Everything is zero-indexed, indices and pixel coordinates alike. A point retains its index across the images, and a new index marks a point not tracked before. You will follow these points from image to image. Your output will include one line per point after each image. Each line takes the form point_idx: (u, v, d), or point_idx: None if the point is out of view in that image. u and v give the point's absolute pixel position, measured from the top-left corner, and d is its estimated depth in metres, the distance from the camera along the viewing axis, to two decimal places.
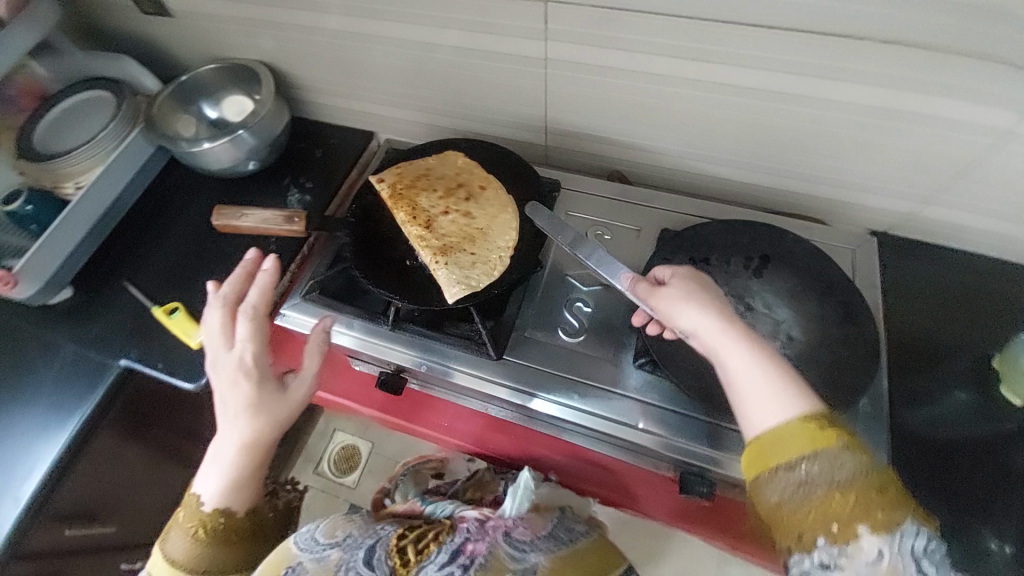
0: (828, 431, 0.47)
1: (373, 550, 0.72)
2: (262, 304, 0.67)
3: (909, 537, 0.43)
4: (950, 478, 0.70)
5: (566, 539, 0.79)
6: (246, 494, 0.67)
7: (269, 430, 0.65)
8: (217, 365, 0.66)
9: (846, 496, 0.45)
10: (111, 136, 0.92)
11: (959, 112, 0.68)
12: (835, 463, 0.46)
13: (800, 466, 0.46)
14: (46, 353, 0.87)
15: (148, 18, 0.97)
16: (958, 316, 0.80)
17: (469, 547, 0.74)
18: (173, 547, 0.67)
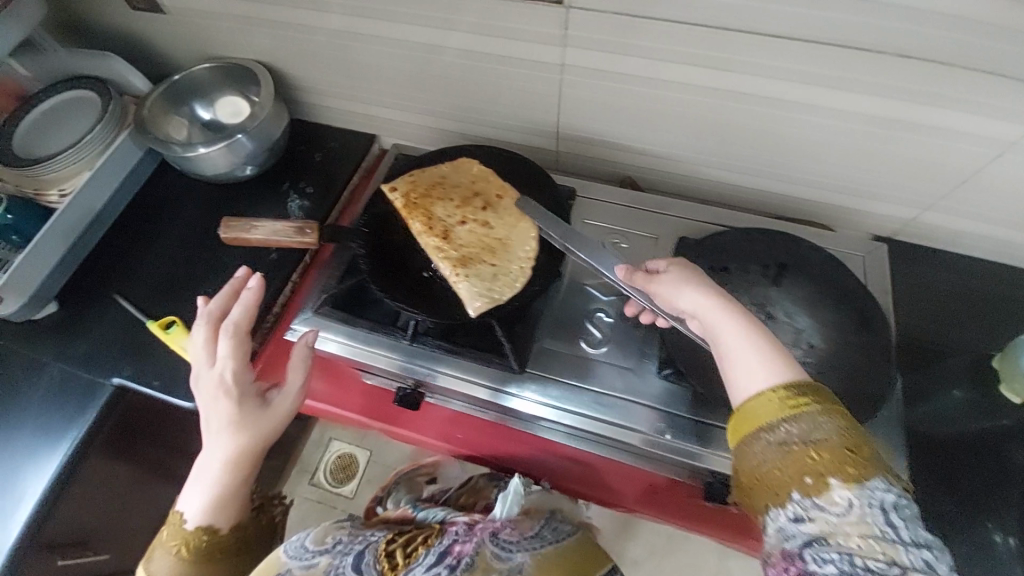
0: (801, 394, 0.46)
1: (361, 555, 0.68)
2: (243, 321, 0.63)
3: (881, 490, 0.41)
4: (956, 475, 0.73)
5: (560, 537, 0.75)
6: (232, 510, 0.63)
7: (251, 446, 0.61)
8: (199, 381, 0.62)
9: (819, 454, 0.43)
10: (98, 139, 0.87)
11: (966, 124, 0.69)
12: (811, 424, 0.45)
13: (778, 427, 0.46)
14: (31, 373, 0.82)
15: (136, 14, 0.92)
16: (960, 319, 0.83)
17: (456, 549, 0.69)
18: (157, 567, 0.62)
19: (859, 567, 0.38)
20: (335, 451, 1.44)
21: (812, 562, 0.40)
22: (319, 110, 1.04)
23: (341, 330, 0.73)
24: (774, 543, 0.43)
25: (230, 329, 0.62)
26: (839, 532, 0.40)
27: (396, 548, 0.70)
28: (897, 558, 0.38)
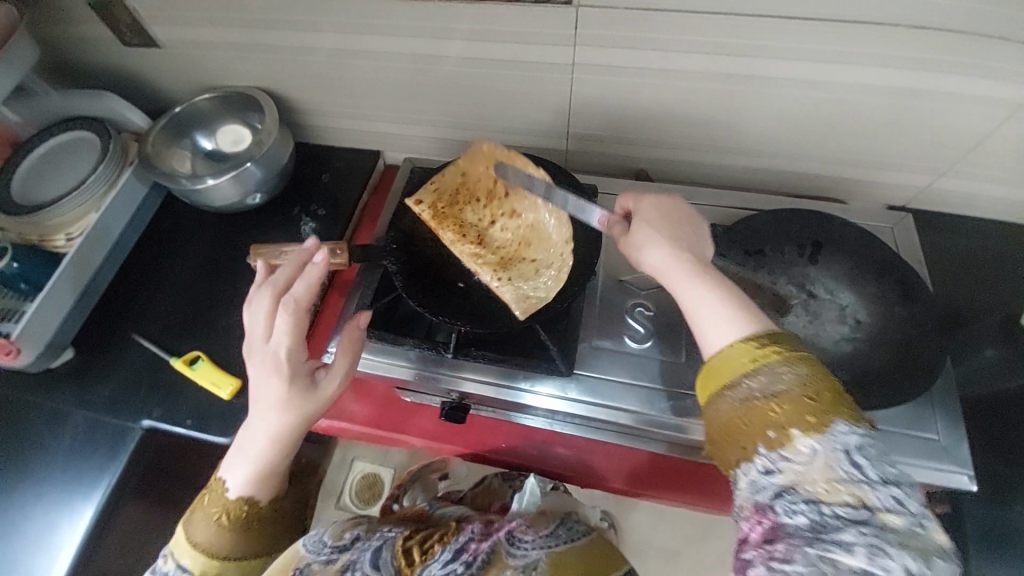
0: (771, 346, 0.47)
1: (380, 551, 0.58)
2: (305, 299, 0.58)
3: (844, 434, 0.41)
4: (1008, 432, 0.69)
5: (576, 535, 0.60)
6: (275, 483, 0.62)
7: (299, 423, 0.59)
8: (251, 351, 0.59)
9: (782, 407, 0.44)
10: (102, 179, 0.84)
11: (980, 90, 0.68)
12: (773, 375, 0.45)
13: (743, 383, 0.47)
14: (56, 424, 0.79)
15: (130, 50, 0.90)
16: (993, 279, 0.81)
17: (472, 546, 0.58)
18: (196, 531, 0.59)
19: (829, 515, 0.39)
20: (355, 475, 1.21)
21: (783, 514, 0.40)
22: (321, 131, 1.02)
23: (379, 349, 0.74)
24: (746, 496, 0.44)
25: (291, 305, 0.57)
26: (806, 480, 0.41)
27: (413, 545, 0.59)
28: (866, 500, 0.39)
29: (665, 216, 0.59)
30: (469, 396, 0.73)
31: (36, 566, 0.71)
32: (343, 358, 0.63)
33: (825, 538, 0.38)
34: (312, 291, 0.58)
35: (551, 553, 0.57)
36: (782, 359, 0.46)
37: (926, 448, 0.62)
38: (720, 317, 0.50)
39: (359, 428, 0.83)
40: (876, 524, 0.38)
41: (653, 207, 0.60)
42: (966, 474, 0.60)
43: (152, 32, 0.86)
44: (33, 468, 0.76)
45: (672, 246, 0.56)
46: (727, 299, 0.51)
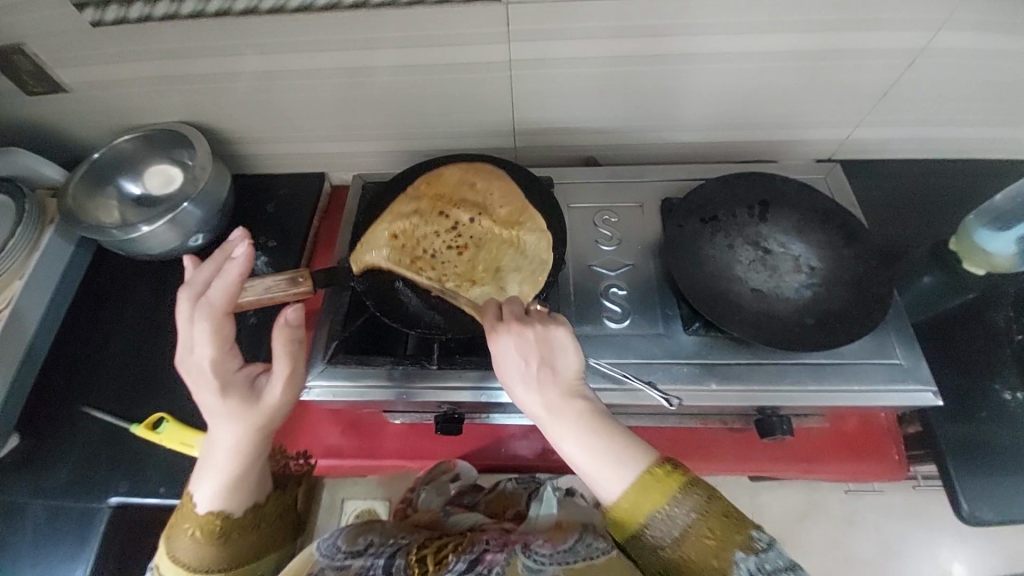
0: (654, 488, 0.50)
1: (392, 559, 0.57)
2: (223, 303, 0.53)
3: (744, 563, 0.47)
4: (957, 347, 0.76)
5: (594, 552, 0.56)
6: (246, 494, 0.58)
7: (250, 432, 0.54)
8: (185, 365, 0.55)
9: (684, 555, 0.49)
10: (22, 243, 0.77)
11: (881, 42, 0.75)
12: (667, 520, 0.49)
13: (643, 535, 0.50)
14: (10, 518, 0.71)
15: (34, 100, 0.83)
16: (920, 212, 0.88)
17: (487, 556, 0.56)
18: (176, 547, 0.55)
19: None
20: None
21: None
22: (258, 160, 0.97)
23: (355, 373, 0.70)
24: None
25: (207, 310, 0.53)
26: None
27: (427, 553, 0.57)
28: None
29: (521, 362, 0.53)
30: (460, 406, 0.72)
31: None
32: (280, 360, 0.55)
33: None
34: (229, 293, 0.53)
35: (566, 569, 0.54)
36: (670, 501, 0.49)
37: (892, 372, 0.67)
38: (601, 483, 0.51)
39: (342, 459, 0.80)
40: None
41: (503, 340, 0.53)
42: (930, 391, 0.65)
43: (56, 76, 0.80)
44: None
45: (540, 410, 0.52)
46: (599, 442, 0.51)
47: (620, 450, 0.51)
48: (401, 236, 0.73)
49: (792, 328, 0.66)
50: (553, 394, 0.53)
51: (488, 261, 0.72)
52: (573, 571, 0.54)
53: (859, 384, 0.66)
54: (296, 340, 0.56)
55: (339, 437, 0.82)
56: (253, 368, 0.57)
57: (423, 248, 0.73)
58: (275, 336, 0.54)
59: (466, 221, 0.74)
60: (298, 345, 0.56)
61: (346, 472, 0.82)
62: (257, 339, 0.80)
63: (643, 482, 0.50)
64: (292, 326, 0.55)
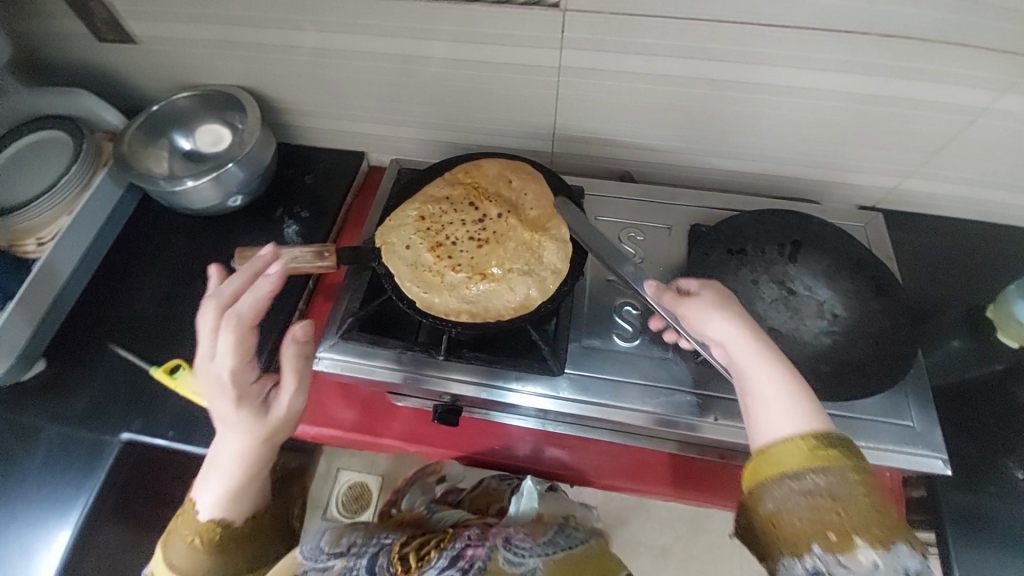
0: (832, 452, 0.50)
1: (375, 557, 0.65)
2: (251, 316, 0.58)
3: (904, 557, 0.46)
4: (976, 419, 0.73)
5: (574, 543, 0.69)
6: (246, 505, 0.63)
7: (256, 443, 0.60)
8: (202, 373, 0.60)
9: (844, 511, 0.48)
10: (74, 182, 0.82)
11: (943, 96, 0.72)
12: (841, 481, 0.49)
13: (806, 476, 0.50)
14: (24, 441, 0.76)
15: (105, 47, 0.88)
16: (959, 274, 0.85)
17: (469, 552, 0.65)
18: (173, 554, 0.62)
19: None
20: (343, 483, 1.21)
21: None
22: (303, 132, 1.00)
23: (360, 352, 0.71)
24: None
25: (235, 322, 0.58)
26: None
27: (408, 552, 0.66)
28: None
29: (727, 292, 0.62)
30: (460, 399, 0.73)
31: None
32: (290, 373, 0.61)
33: None
34: (258, 306, 0.58)
35: (547, 561, 0.65)
36: (848, 468, 0.50)
37: (902, 434, 0.65)
38: (779, 412, 0.54)
39: (346, 433, 0.82)
40: None
41: (706, 287, 0.62)
42: (942, 459, 0.63)
43: (128, 28, 0.84)
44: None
45: (741, 332, 0.58)
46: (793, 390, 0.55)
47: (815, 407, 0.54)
48: (430, 215, 0.75)
49: (804, 374, 0.64)
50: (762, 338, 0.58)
51: (504, 260, 0.71)
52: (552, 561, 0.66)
53: (868, 441, 0.64)
54: (305, 355, 0.62)
55: (347, 411, 0.84)
56: (263, 380, 0.63)
57: (445, 235, 0.73)
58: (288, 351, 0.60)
59: (494, 216, 0.74)
60: (305, 361, 0.62)
61: (352, 447, 0.85)
62: (278, 304, 0.83)
63: (824, 443, 0.51)
64: (298, 342, 0.61)
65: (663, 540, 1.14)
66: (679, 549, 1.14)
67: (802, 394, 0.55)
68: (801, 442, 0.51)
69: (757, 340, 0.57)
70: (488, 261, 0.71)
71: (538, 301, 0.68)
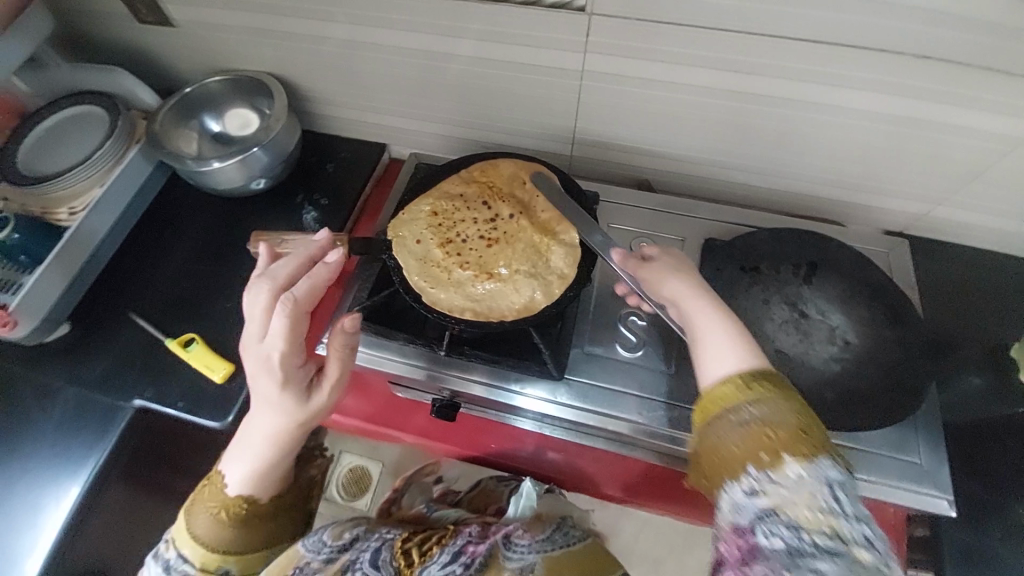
0: (767, 381, 0.49)
1: (379, 552, 0.68)
2: (305, 300, 0.57)
3: (830, 470, 0.43)
4: (986, 461, 0.71)
5: (571, 541, 0.70)
6: (273, 484, 0.62)
7: (295, 427, 0.59)
8: (246, 352, 0.57)
9: (774, 433, 0.46)
10: (107, 156, 0.85)
11: (981, 122, 0.69)
12: (772, 406, 0.47)
13: (741, 407, 0.48)
14: (45, 400, 0.79)
15: (145, 28, 0.91)
16: (986, 308, 0.81)
17: (470, 548, 0.69)
18: (196, 524, 0.60)
19: (805, 542, 0.40)
20: (344, 466, 1.24)
21: (760, 535, 0.42)
22: (328, 120, 1.02)
23: (374, 342, 0.74)
24: (726, 518, 0.45)
25: (288, 305, 0.56)
26: (787, 505, 0.42)
27: (412, 547, 0.70)
28: (840, 532, 0.40)
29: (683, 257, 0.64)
30: (460, 395, 0.74)
31: (20, 541, 0.71)
32: (334, 362, 0.59)
33: (800, 562, 0.39)
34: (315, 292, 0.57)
35: (546, 557, 0.68)
36: (780, 395, 0.48)
37: (907, 470, 0.62)
38: (719, 354, 0.52)
39: (355, 422, 0.84)
40: (848, 559, 0.39)
41: (666, 252, 0.64)
42: (947, 499, 0.61)
43: (167, 11, 0.86)
44: (18, 443, 0.77)
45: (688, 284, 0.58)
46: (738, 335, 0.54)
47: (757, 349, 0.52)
48: (443, 211, 0.75)
49: (809, 399, 0.63)
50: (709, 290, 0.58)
51: (511, 261, 0.71)
52: (551, 556, 0.68)
53: (870, 474, 0.62)
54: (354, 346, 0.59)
55: (359, 400, 0.84)
56: (309, 364, 0.59)
57: (456, 232, 0.74)
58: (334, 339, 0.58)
59: (506, 216, 0.74)
60: (352, 351, 0.59)
61: (361, 433, 0.87)
62: None
63: (757, 375, 0.49)
64: (347, 333, 0.58)
65: (656, 553, 1.13)
66: (672, 563, 1.13)
67: (745, 337, 0.53)
68: (736, 375, 0.50)
69: (704, 292, 0.57)
70: (496, 260, 0.71)
71: (542, 304, 0.68)
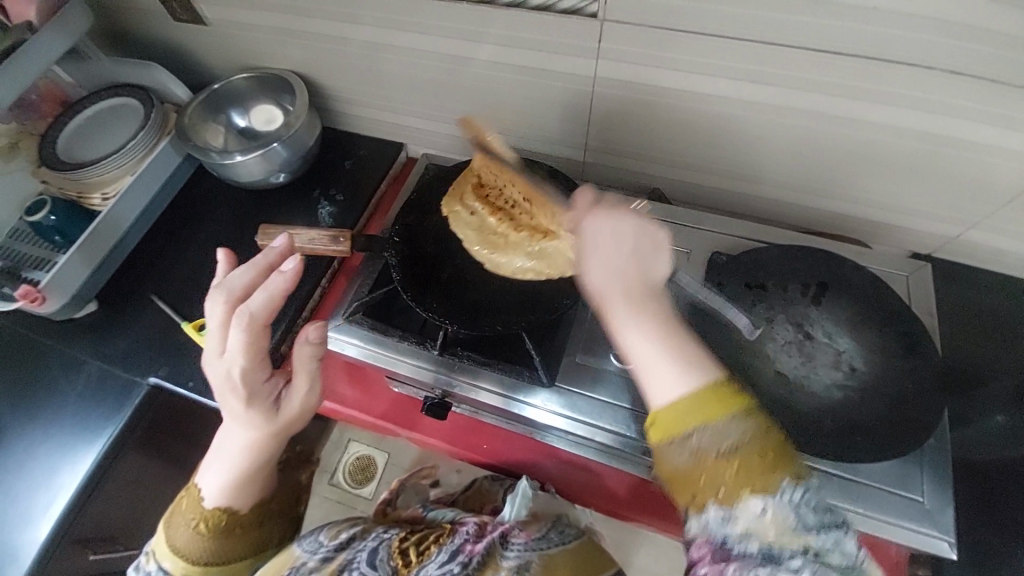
0: (719, 398, 0.43)
1: (376, 551, 0.67)
2: (260, 313, 0.56)
3: (791, 493, 0.40)
4: (1005, 504, 0.66)
5: (567, 539, 0.71)
6: (250, 494, 0.64)
7: (265, 439, 0.61)
8: (210, 367, 0.59)
9: (731, 464, 0.41)
10: (139, 146, 0.90)
11: (1018, 143, 0.65)
12: (727, 429, 0.42)
13: (693, 437, 0.43)
14: (70, 371, 0.84)
15: (180, 25, 0.95)
16: (1016, 342, 0.77)
17: (468, 548, 0.67)
18: (175, 537, 0.62)
19: (776, 551, 0.39)
20: (352, 454, 1.27)
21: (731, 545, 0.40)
22: (349, 119, 1.05)
23: (374, 338, 0.74)
24: (693, 531, 0.43)
25: (245, 320, 0.56)
26: (755, 523, 0.40)
27: (409, 546, 0.69)
28: (811, 543, 0.39)
29: (623, 225, 0.53)
30: (452, 396, 0.74)
31: (39, 501, 0.76)
32: (302, 373, 0.62)
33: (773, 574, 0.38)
34: (270, 304, 0.56)
35: (543, 554, 0.68)
36: (736, 410, 0.43)
37: (907, 508, 0.59)
38: (657, 369, 0.46)
39: (361, 417, 0.84)
40: (819, 563, 0.38)
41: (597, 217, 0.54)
42: (948, 542, 0.57)
43: (200, 10, 0.90)
44: (42, 409, 0.82)
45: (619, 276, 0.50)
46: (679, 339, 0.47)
47: (701, 353, 0.47)
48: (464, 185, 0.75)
49: (805, 426, 0.60)
50: (641, 279, 0.50)
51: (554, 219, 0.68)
52: (547, 555, 0.68)
53: (864, 508, 0.59)
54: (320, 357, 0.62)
55: (367, 395, 0.85)
56: (276, 377, 0.62)
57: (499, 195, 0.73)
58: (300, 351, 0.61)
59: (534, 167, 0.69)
60: (316, 361, 0.62)
61: (365, 428, 0.86)
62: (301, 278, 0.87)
63: (703, 393, 0.44)
64: (312, 344, 0.62)
65: (654, 568, 1.11)
66: None
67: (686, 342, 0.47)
68: (682, 402, 0.43)
69: (638, 287, 0.50)
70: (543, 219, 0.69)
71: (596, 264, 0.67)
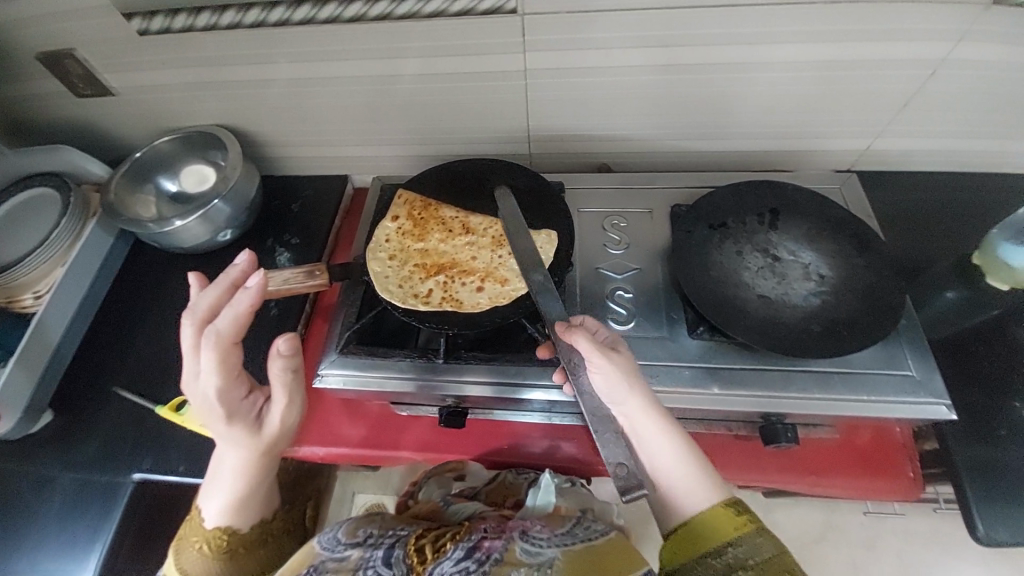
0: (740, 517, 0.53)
1: (391, 549, 0.64)
2: (228, 331, 0.53)
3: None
4: (975, 365, 0.75)
5: (594, 535, 0.67)
6: (250, 512, 0.66)
7: (256, 457, 0.61)
8: (189, 392, 0.57)
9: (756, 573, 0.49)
10: (65, 233, 0.84)
11: (898, 53, 0.74)
12: (754, 547, 0.51)
13: (726, 549, 0.51)
14: (40, 491, 0.76)
15: (85, 101, 0.90)
16: (936, 229, 0.87)
17: (485, 544, 0.63)
18: (185, 560, 0.64)
19: None
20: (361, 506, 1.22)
21: None
22: (285, 162, 1.03)
23: (373, 363, 0.72)
24: None
25: (214, 339, 0.53)
26: None
27: (425, 543, 0.64)
28: None
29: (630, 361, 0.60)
30: (464, 401, 0.73)
31: None
32: (279, 389, 0.58)
33: None
34: (236, 321, 0.53)
35: (565, 550, 0.63)
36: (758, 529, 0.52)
37: (902, 384, 0.65)
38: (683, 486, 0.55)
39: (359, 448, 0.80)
40: None
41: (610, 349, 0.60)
42: (944, 404, 0.63)
43: (105, 81, 0.86)
44: (18, 541, 0.73)
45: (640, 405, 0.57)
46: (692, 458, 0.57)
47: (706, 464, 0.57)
48: (398, 255, 0.77)
49: (798, 335, 0.65)
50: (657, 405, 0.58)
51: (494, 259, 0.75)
52: (571, 551, 0.64)
53: (869, 395, 0.65)
54: (293, 370, 0.58)
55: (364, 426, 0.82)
56: (255, 393, 0.60)
57: (434, 257, 0.77)
58: (271, 365, 0.56)
59: (453, 234, 0.78)
60: (294, 376, 0.58)
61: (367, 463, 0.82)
62: (277, 329, 0.84)
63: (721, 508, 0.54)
64: (285, 358, 0.56)
65: None
66: None
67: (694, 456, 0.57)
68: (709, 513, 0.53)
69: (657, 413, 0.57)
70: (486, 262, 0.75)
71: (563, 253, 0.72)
